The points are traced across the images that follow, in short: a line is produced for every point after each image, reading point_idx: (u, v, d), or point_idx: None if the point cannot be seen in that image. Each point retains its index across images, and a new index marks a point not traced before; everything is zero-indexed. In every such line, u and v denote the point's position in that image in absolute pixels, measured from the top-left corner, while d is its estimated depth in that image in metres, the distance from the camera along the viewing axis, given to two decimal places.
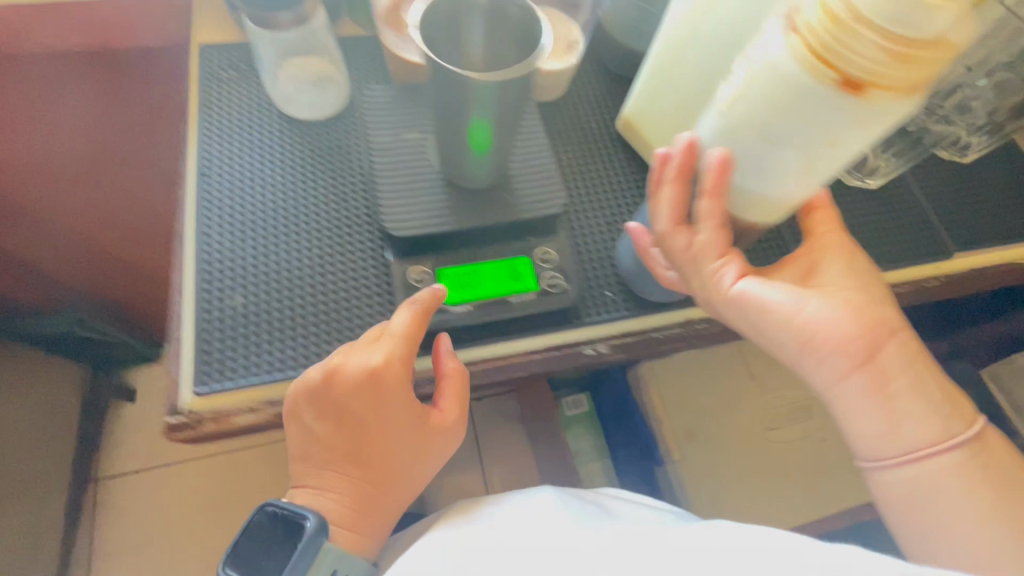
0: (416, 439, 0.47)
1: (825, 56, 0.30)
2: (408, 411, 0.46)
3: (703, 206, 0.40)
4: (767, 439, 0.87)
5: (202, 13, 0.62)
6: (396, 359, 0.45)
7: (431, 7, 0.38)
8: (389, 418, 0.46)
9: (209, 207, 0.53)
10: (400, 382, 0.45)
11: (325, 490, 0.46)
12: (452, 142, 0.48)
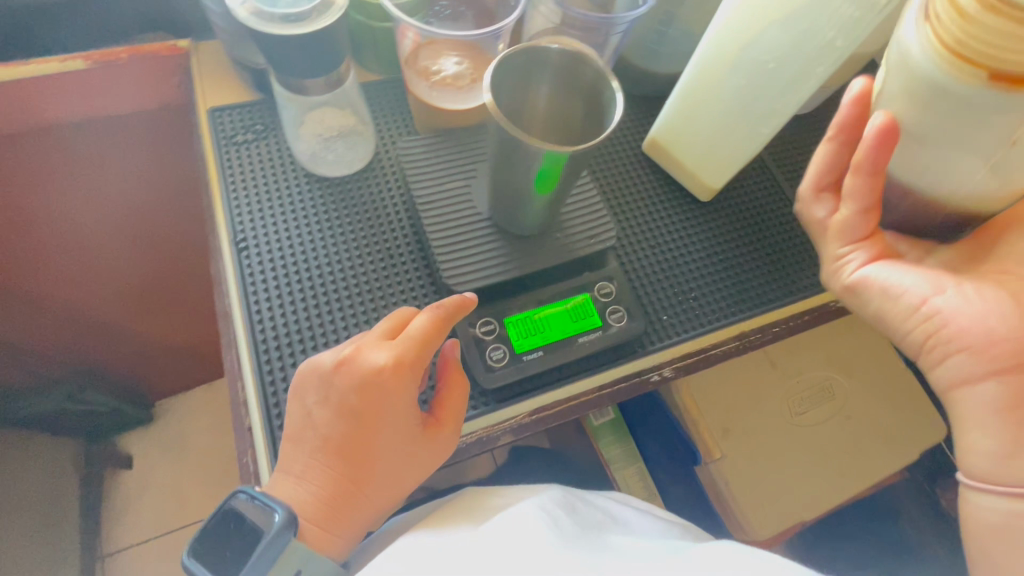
0: (406, 446, 0.44)
1: (972, 56, 0.34)
2: (408, 410, 0.44)
3: (852, 182, 0.43)
4: (797, 425, 0.85)
5: (209, 80, 0.61)
6: (407, 355, 0.43)
7: (503, 62, 0.40)
8: (388, 416, 0.43)
9: (252, 276, 0.51)
10: (407, 375, 0.43)
11: (307, 480, 0.43)
12: (507, 191, 0.47)
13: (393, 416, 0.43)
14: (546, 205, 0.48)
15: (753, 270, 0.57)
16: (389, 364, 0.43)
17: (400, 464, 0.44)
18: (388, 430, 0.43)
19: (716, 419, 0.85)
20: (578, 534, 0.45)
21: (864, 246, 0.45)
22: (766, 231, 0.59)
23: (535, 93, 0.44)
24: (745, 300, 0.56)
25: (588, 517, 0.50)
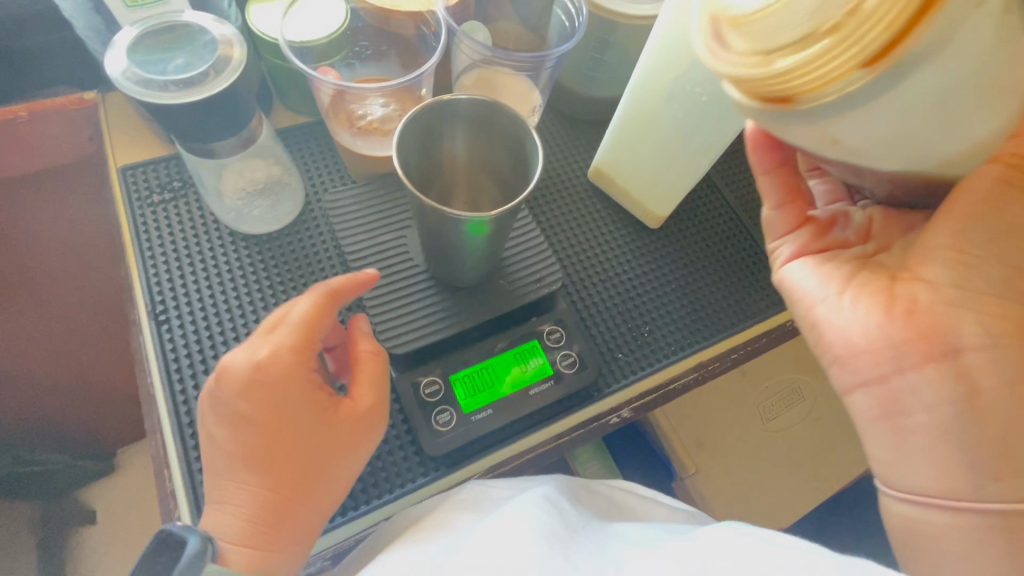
0: (320, 440, 0.41)
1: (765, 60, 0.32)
2: (309, 397, 0.41)
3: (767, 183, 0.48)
4: (768, 431, 0.79)
5: (121, 135, 0.56)
6: (295, 342, 0.41)
7: (410, 126, 0.39)
8: (290, 412, 0.41)
9: (175, 353, 0.47)
10: (301, 362, 0.41)
11: (224, 503, 0.40)
12: (439, 245, 0.45)
13: (295, 411, 0.41)
14: (483, 255, 0.45)
15: (711, 295, 0.55)
16: (276, 358, 0.41)
17: (322, 465, 0.41)
18: (296, 428, 0.41)
19: (691, 432, 0.78)
20: (578, 536, 0.40)
21: (793, 236, 0.48)
22: (720, 251, 0.57)
23: (450, 145, 0.44)
24: (705, 329, 0.54)
25: (584, 512, 0.45)
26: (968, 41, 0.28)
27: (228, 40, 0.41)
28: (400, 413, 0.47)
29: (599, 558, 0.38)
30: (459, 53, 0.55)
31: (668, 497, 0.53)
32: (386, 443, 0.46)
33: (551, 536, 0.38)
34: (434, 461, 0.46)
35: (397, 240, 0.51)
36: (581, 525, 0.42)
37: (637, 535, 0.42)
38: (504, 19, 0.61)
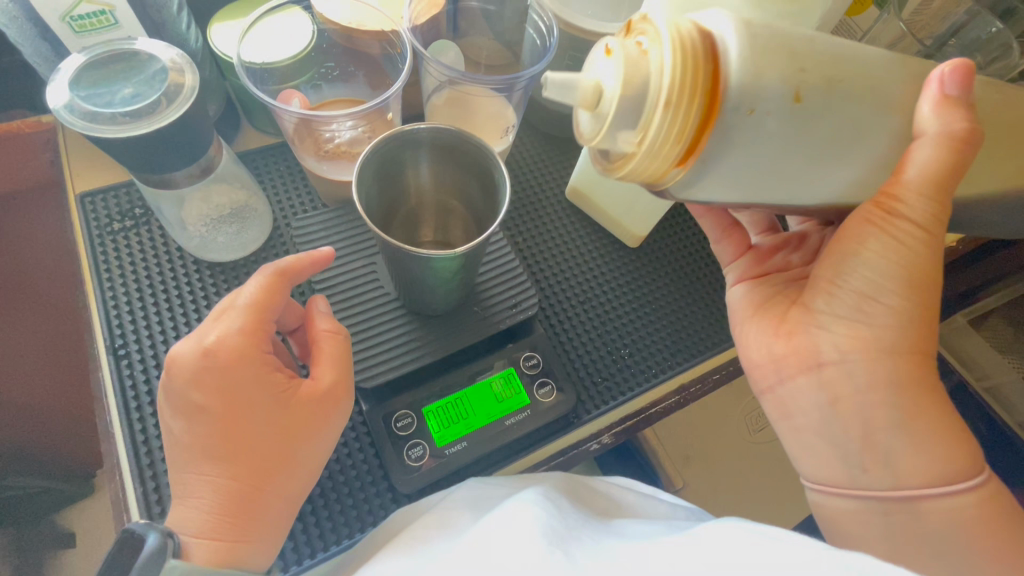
0: (281, 423, 0.40)
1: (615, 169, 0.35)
2: (266, 378, 0.40)
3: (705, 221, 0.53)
4: (754, 445, 0.75)
5: (81, 162, 0.54)
6: (248, 322, 0.40)
7: (365, 160, 0.37)
8: (247, 393, 0.39)
9: (134, 390, 0.45)
10: (256, 342, 0.40)
11: (180, 506, 0.38)
12: (408, 275, 0.44)
13: (251, 393, 0.39)
14: (453, 283, 0.44)
15: (692, 316, 0.54)
16: (229, 340, 0.39)
17: (284, 451, 0.40)
18: (254, 409, 0.39)
19: (676, 446, 0.76)
20: (580, 535, 0.38)
21: (732, 267, 0.51)
22: (699, 270, 0.56)
23: (416, 172, 0.43)
24: (685, 350, 0.53)
25: (587, 512, 0.43)
26: (768, 124, 0.30)
27: (178, 66, 0.40)
28: (371, 446, 0.46)
29: (601, 553, 0.35)
30: (428, 75, 0.53)
31: (669, 495, 0.48)
32: (357, 480, 0.44)
33: (550, 532, 0.36)
34: (407, 497, 0.44)
35: (366, 268, 0.50)
36: (583, 525, 0.40)
37: (643, 534, 0.39)
38: (477, 35, 0.59)
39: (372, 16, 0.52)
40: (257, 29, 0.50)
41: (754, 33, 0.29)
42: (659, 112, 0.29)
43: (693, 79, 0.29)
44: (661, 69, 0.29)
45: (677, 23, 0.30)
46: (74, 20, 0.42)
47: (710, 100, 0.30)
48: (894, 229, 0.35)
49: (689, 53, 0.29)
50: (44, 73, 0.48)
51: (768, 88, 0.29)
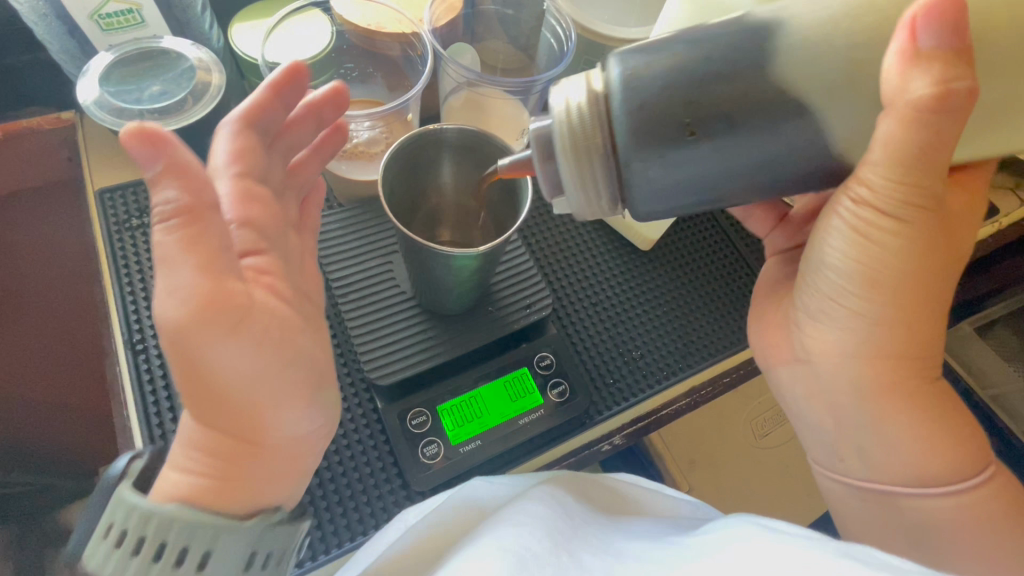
0: (249, 344, 0.34)
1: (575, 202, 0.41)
2: (215, 271, 0.32)
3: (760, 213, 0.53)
4: (760, 449, 0.75)
5: (99, 158, 0.55)
6: (182, 192, 0.30)
7: (386, 166, 0.40)
8: (189, 291, 0.31)
9: (152, 385, 0.45)
10: (196, 219, 0.31)
11: None
12: (426, 274, 0.44)
13: (194, 293, 0.32)
14: (471, 284, 0.45)
15: (704, 319, 0.55)
16: (166, 217, 0.31)
17: (277, 386, 0.36)
18: (198, 322, 0.32)
19: (681, 450, 0.74)
20: (585, 532, 0.38)
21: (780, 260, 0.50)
22: (710, 273, 0.57)
23: (436, 171, 0.45)
24: (697, 353, 0.53)
25: (591, 507, 0.43)
26: (675, 156, 0.34)
27: (203, 64, 0.44)
28: (386, 443, 0.46)
29: (612, 554, 0.36)
30: (445, 76, 0.55)
31: (675, 490, 0.47)
32: (371, 476, 0.45)
33: (556, 533, 0.37)
34: (421, 494, 0.45)
35: (382, 267, 0.50)
36: (588, 523, 0.40)
37: (648, 533, 0.39)
38: (491, 39, 0.60)
39: (391, 18, 0.53)
40: (279, 29, 0.51)
41: (631, 97, 0.33)
42: (570, 174, 0.36)
43: (593, 149, 0.35)
44: (561, 145, 0.36)
45: (572, 99, 0.35)
46: (102, 18, 0.43)
47: (614, 157, 0.35)
48: (865, 222, 0.35)
49: (583, 126, 0.35)
50: (68, 70, 0.48)
51: (659, 138, 0.33)
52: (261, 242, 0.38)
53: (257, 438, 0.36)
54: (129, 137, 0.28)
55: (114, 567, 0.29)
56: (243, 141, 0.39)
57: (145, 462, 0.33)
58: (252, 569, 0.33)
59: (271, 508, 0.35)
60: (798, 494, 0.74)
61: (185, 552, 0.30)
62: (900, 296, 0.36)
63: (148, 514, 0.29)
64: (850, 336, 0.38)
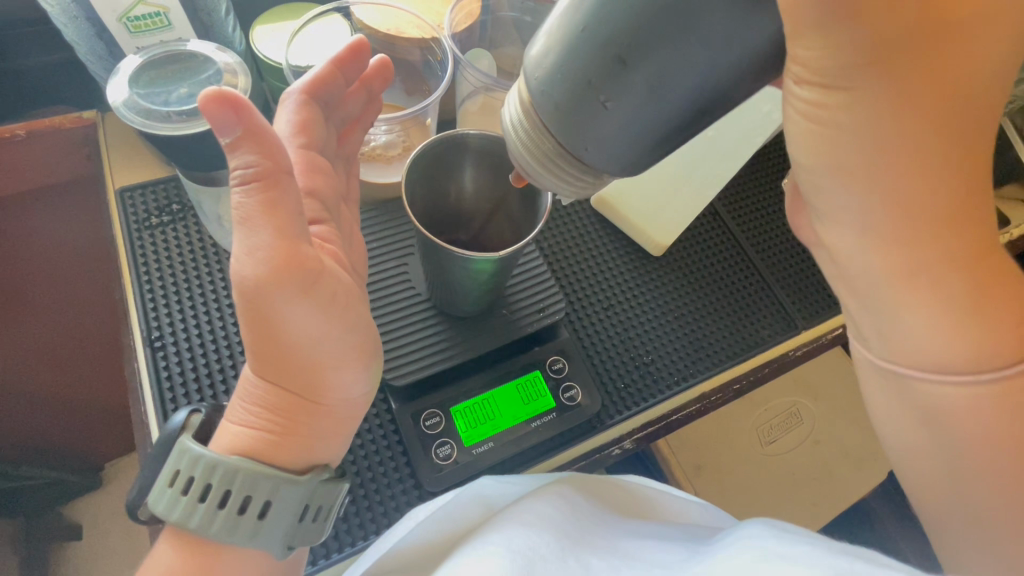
0: (315, 306, 0.37)
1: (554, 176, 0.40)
2: (290, 235, 0.34)
3: None
4: (765, 456, 0.75)
5: (122, 155, 0.56)
6: (261, 156, 0.32)
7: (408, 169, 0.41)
8: (267, 252, 0.33)
9: (170, 380, 0.45)
10: (273, 184, 0.32)
11: None
12: (442, 278, 0.45)
13: (271, 255, 0.33)
14: (486, 288, 0.45)
15: (716, 325, 0.55)
16: (246, 181, 0.32)
17: (329, 352, 0.40)
18: (274, 282, 0.34)
19: (688, 456, 0.74)
20: (592, 535, 0.38)
21: None
22: (723, 280, 0.57)
23: (458, 177, 0.46)
24: (708, 358, 0.53)
25: (600, 506, 0.43)
26: (607, 126, 0.32)
27: (231, 69, 0.45)
28: (398, 442, 0.47)
29: (617, 556, 0.35)
30: (463, 81, 0.56)
31: (682, 491, 0.47)
32: (383, 475, 0.45)
33: (564, 536, 0.36)
34: (433, 494, 0.45)
35: (398, 268, 0.51)
36: (596, 524, 0.40)
37: (656, 538, 0.39)
38: (509, 45, 0.61)
39: (412, 23, 0.54)
40: (302, 33, 0.52)
41: (543, 99, 0.33)
42: (546, 181, 0.36)
43: (548, 154, 0.35)
44: (523, 165, 0.36)
45: (513, 120, 0.36)
46: (130, 21, 0.44)
47: (566, 154, 0.35)
48: (815, 106, 0.30)
49: (531, 140, 0.35)
50: (95, 70, 0.50)
51: (586, 122, 0.32)
52: (321, 211, 0.41)
53: (316, 398, 0.41)
54: (212, 101, 0.30)
55: (182, 511, 0.34)
56: (306, 112, 0.41)
57: (203, 416, 0.39)
58: (305, 519, 0.38)
59: (321, 466, 0.40)
60: (804, 500, 0.74)
61: (246, 500, 0.35)
62: (885, 182, 0.31)
63: (213, 465, 0.34)
64: (856, 237, 0.33)
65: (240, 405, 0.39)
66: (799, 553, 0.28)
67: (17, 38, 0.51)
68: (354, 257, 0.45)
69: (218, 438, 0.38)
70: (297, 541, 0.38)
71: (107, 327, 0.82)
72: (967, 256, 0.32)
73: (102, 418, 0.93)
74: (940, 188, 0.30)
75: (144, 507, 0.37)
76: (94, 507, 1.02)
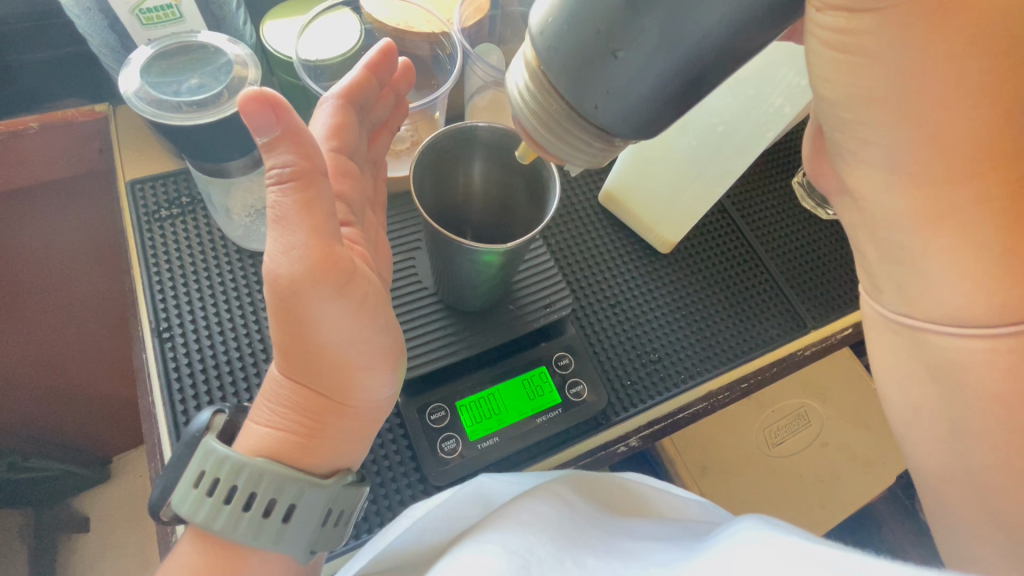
0: (346, 307, 0.37)
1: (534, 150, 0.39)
2: (324, 234, 0.34)
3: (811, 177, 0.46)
4: (770, 457, 0.75)
5: (133, 149, 0.56)
6: (298, 157, 0.33)
7: (418, 161, 0.41)
8: (303, 250, 0.34)
9: (178, 373, 0.46)
10: (310, 182, 0.33)
11: None
12: (448, 273, 0.45)
13: (307, 254, 0.34)
14: (493, 282, 0.45)
15: (724, 323, 0.54)
16: (282, 180, 0.33)
17: (359, 354, 0.40)
18: (311, 280, 0.34)
19: (694, 456, 0.73)
20: (589, 535, 0.37)
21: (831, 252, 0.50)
22: (731, 277, 0.56)
23: (467, 172, 0.46)
24: (716, 356, 0.53)
25: (599, 507, 0.42)
26: (618, 80, 0.31)
27: (242, 60, 0.45)
28: (404, 438, 0.47)
29: (612, 555, 0.35)
30: (473, 76, 0.57)
31: (681, 489, 0.47)
32: (389, 471, 0.45)
33: (561, 537, 0.35)
34: (438, 488, 0.45)
35: (406, 263, 0.51)
36: (595, 524, 0.39)
37: (655, 536, 0.38)
38: (516, 41, 0.61)
39: (422, 19, 0.54)
40: (312, 27, 0.52)
41: (551, 56, 0.32)
42: (556, 148, 0.36)
43: (557, 117, 0.35)
44: (532, 132, 0.36)
45: (520, 86, 0.36)
46: (143, 13, 0.45)
47: (575, 115, 0.34)
48: (839, 32, 0.31)
49: (540, 105, 0.35)
50: (106, 63, 0.50)
51: (595, 78, 0.32)
52: (350, 214, 0.41)
53: (341, 399, 0.41)
54: (253, 102, 0.31)
55: (207, 512, 0.35)
56: (341, 115, 0.41)
57: (227, 416, 0.39)
58: (327, 524, 0.38)
59: (344, 471, 0.41)
60: (811, 502, 0.74)
61: (271, 503, 0.36)
62: (909, 104, 0.31)
63: (239, 467, 0.35)
64: (885, 178, 0.34)
65: (266, 406, 0.40)
66: (791, 542, 0.28)
67: (32, 31, 0.52)
68: (379, 260, 0.45)
69: (243, 439, 0.39)
70: (319, 545, 0.39)
71: (116, 320, 0.83)
72: (985, 207, 0.32)
73: (110, 412, 0.94)
74: (949, 108, 0.31)
75: (167, 506, 0.37)
76: (102, 498, 1.03)
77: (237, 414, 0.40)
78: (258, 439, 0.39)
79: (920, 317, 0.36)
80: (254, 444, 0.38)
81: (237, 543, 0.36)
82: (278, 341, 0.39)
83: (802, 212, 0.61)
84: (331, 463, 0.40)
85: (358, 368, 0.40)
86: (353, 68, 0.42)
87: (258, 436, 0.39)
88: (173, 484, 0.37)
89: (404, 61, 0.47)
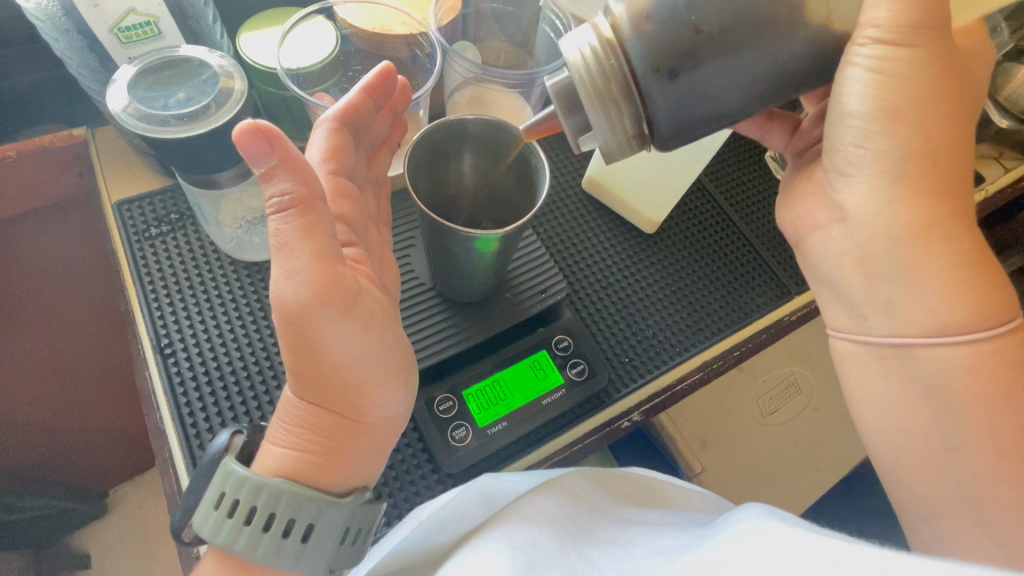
0: (356, 326, 0.38)
1: (563, 117, 0.39)
2: (328, 256, 0.35)
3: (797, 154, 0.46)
4: (767, 426, 0.77)
5: (118, 172, 0.56)
6: (297, 184, 0.34)
7: (412, 163, 0.42)
8: (308, 275, 0.35)
9: (183, 386, 0.46)
10: (310, 209, 0.34)
11: None
12: (447, 268, 0.46)
13: (312, 277, 0.35)
14: (490, 271, 0.46)
15: (711, 295, 0.56)
16: (283, 208, 0.34)
17: (369, 371, 0.41)
18: (319, 302, 0.35)
19: (692, 432, 0.75)
20: (591, 528, 0.38)
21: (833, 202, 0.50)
22: (716, 250, 0.59)
23: (458, 165, 0.47)
24: (707, 327, 0.55)
25: (604, 501, 0.43)
26: (699, 64, 0.33)
27: (227, 72, 0.45)
28: (415, 431, 0.48)
29: (618, 549, 0.36)
30: (453, 73, 0.59)
31: (686, 482, 0.48)
32: (407, 467, 0.46)
33: (565, 533, 0.36)
34: (452, 480, 0.46)
35: (403, 260, 0.53)
36: (599, 516, 0.41)
37: (654, 525, 0.40)
38: (492, 39, 0.63)
39: (397, 20, 0.55)
40: (291, 36, 0.52)
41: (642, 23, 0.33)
42: (595, 112, 0.37)
43: (616, 82, 0.36)
44: (583, 90, 0.36)
45: (585, 46, 0.36)
46: (122, 32, 0.45)
47: (635, 84, 0.35)
48: (881, 59, 0.35)
49: (600, 62, 0.35)
50: (87, 84, 0.51)
51: (681, 49, 0.33)
52: (352, 234, 0.42)
53: (355, 416, 0.42)
54: (248, 135, 0.32)
55: (227, 534, 0.35)
56: (337, 138, 0.42)
57: (245, 437, 0.40)
58: (345, 542, 0.39)
59: (361, 488, 0.42)
60: (808, 467, 0.76)
61: (290, 523, 0.36)
62: (925, 123, 0.36)
63: (258, 487, 0.36)
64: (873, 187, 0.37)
65: (280, 426, 0.40)
66: (794, 531, 0.28)
67: (8, 58, 0.51)
68: (384, 279, 0.46)
69: (261, 460, 0.39)
70: (337, 565, 0.40)
71: (109, 349, 0.82)
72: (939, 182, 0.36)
73: (106, 443, 0.93)
74: None
75: (189, 527, 0.38)
76: (99, 531, 1.01)
77: (253, 435, 0.40)
78: (275, 460, 0.39)
79: (908, 326, 0.39)
80: (271, 464, 0.39)
81: (257, 563, 0.36)
82: (289, 366, 0.39)
83: (775, 181, 0.64)
84: (349, 476, 0.41)
85: (372, 380, 0.41)
86: (349, 91, 0.43)
87: (274, 456, 0.39)
88: (194, 506, 0.37)
89: (401, 79, 0.48)
